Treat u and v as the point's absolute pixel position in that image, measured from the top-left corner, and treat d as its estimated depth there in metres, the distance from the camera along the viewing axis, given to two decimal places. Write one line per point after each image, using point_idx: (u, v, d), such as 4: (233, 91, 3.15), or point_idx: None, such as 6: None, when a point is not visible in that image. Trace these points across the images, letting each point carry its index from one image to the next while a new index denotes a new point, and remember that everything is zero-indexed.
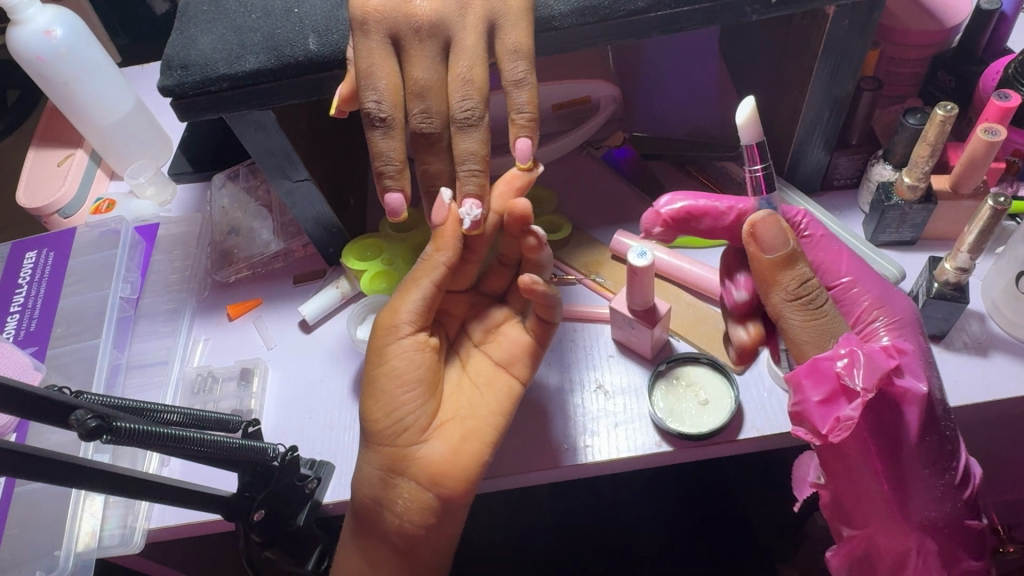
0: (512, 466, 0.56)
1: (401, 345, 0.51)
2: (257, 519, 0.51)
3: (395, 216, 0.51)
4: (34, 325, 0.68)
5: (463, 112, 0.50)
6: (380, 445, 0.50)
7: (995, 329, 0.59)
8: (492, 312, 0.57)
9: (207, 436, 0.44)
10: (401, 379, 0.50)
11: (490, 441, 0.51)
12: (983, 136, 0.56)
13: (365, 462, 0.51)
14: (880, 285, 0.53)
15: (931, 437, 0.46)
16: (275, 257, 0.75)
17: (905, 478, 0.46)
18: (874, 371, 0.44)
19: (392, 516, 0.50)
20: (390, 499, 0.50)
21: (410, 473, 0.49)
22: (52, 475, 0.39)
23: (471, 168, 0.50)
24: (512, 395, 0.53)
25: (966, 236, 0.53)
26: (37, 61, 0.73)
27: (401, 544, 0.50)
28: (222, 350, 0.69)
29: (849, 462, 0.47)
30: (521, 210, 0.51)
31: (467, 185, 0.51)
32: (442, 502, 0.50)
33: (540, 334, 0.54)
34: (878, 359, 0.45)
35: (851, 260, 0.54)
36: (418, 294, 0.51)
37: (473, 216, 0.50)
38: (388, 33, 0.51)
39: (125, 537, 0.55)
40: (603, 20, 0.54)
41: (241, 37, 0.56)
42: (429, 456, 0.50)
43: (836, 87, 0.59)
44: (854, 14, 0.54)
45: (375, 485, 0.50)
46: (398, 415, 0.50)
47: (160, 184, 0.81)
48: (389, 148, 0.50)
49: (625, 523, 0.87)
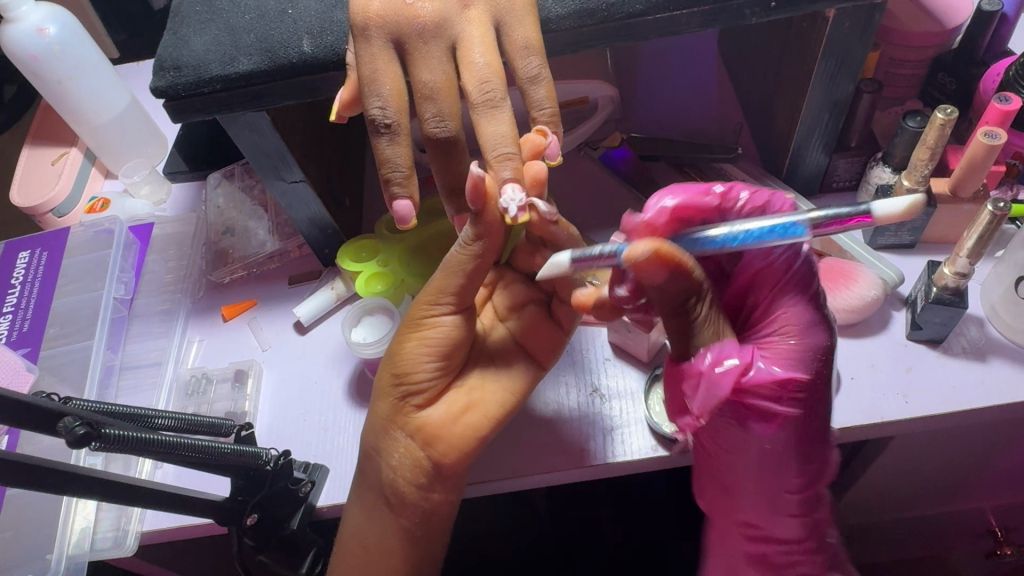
0: (517, 442, 0.58)
1: (436, 316, 0.51)
2: (249, 524, 0.51)
3: (402, 223, 0.49)
4: (27, 325, 0.68)
5: (485, 94, 0.49)
6: (388, 397, 0.52)
7: (995, 334, 0.59)
8: (519, 290, 0.56)
9: (198, 442, 0.44)
10: (427, 346, 0.51)
11: (493, 417, 0.51)
12: (983, 140, 0.55)
13: (373, 411, 0.53)
14: (812, 297, 0.45)
15: (788, 456, 0.45)
16: (271, 257, 0.74)
17: (752, 485, 0.47)
18: (714, 399, 0.42)
19: (387, 469, 0.51)
20: (387, 451, 0.51)
21: (409, 430, 0.51)
22: (41, 483, 0.38)
23: (505, 151, 0.47)
24: (527, 378, 0.53)
25: (966, 241, 0.54)
26: (30, 60, 0.72)
27: (391, 497, 0.51)
28: (217, 352, 0.68)
29: (716, 452, 0.48)
30: (533, 173, 0.48)
31: (503, 171, 0.47)
32: (434, 466, 0.51)
33: (563, 321, 0.55)
34: (724, 382, 0.42)
35: (791, 270, 0.45)
36: (460, 272, 0.50)
37: (518, 202, 0.46)
38: (389, 37, 0.51)
39: (118, 539, 0.55)
40: (602, 23, 0.53)
41: (234, 38, 0.55)
42: (429, 418, 0.51)
43: (835, 89, 0.59)
44: (855, 17, 0.54)
45: (377, 432, 0.52)
46: (413, 379, 0.51)
47: (155, 183, 0.81)
48: (395, 155, 0.49)
49: (621, 524, 0.87)
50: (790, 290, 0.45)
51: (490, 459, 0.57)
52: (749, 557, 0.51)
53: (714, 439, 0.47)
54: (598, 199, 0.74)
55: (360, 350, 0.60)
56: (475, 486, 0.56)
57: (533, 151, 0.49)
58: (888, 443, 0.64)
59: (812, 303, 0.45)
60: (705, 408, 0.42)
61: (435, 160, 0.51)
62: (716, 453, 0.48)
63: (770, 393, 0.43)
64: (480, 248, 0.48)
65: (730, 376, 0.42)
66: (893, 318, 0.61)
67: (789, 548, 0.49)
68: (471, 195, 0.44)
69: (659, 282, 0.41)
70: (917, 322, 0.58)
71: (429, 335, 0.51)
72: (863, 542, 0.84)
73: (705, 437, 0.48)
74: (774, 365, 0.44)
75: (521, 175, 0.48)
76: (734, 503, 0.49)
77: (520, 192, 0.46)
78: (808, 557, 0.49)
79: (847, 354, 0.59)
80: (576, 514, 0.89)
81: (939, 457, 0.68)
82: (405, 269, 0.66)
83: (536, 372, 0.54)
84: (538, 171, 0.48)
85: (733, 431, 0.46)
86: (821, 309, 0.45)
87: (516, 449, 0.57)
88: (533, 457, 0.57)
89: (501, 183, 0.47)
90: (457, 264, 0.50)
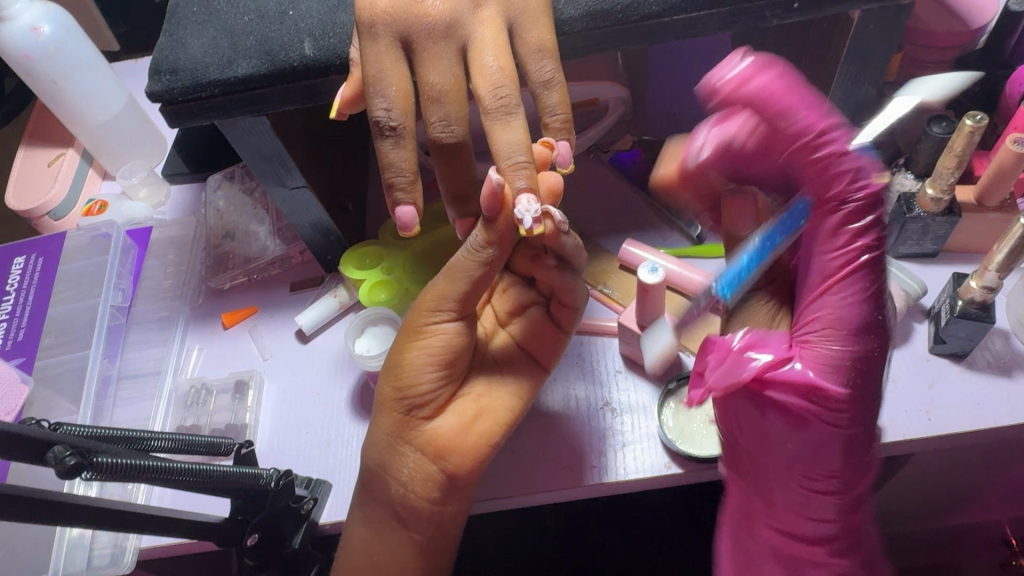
0: (526, 458, 0.56)
1: (437, 324, 0.49)
2: (249, 544, 0.50)
3: (406, 231, 0.47)
4: (22, 334, 0.66)
5: (499, 101, 0.47)
6: (391, 411, 0.49)
7: (1020, 348, 0.57)
8: (518, 295, 0.55)
9: (196, 465, 0.42)
10: (429, 355, 0.49)
11: (504, 423, 0.50)
12: (1013, 147, 0.53)
13: (375, 427, 0.50)
14: (873, 295, 0.41)
15: (811, 449, 0.42)
16: (272, 263, 0.73)
17: (776, 482, 0.44)
18: (731, 379, 0.40)
19: (396, 485, 0.49)
20: (395, 468, 0.49)
21: (417, 443, 0.49)
22: (31, 514, 0.37)
23: (518, 160, 0.45)
24: (533, 382, 0.53)
25: (995, 254, 0.52)
26: (24, 60, 0.70)
27: (402, 513, 0.49)
28: (218, 361, 0.67)
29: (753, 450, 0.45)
30: (549, 186, 0.46)
31: (518, 180, 0.45)
32: (447, 478, 0.48)
33: (563, 323, 0.54)
34: (746, 367, 0.40)
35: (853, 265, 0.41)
36: (466, 277, 0.47)
37: (533, 213, 0.43)
38: (398, 37, 0.49)
39: (116, 557, 0.53)
40: (616, 25, 0.51)
41: (232, 40, 0.53)
42: (438, 431, 0.49)
43: (858, 93, 0.57)
44: (880, 19, 0.51)
45: (382, 450, 0.50)
46: (417, 391, 0.49)
47: (154, 185, 0.78)
48: (400, 158, 0.47)
49: (630, 533, 0.86)
50: (847, 288, 0.41)
51: (495, 475, 0.55)
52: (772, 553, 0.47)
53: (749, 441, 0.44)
54: (608, 204, 0.72)
55: (362, 362, 0.58)
56: (488, 501, 0.54)
57: (542, 161, 0.48)
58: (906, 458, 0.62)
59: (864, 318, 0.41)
60: (718, 387, 0.40)
61: (441, 165, 0.49)
62: (746, 456, 0.45)
63: (799, 396, 0.41)
64: (491, 255, 0.46)
65: (756, 364, 0.40)
66: (914, 332, 0.59)
67: (816, 553, 0.45)
68: (487, 203, 0.43)
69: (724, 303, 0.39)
70: (940, 337, 0.56)
71: (431, 343, 0.49)
72: None
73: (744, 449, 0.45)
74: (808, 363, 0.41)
75: (536, 185, 0.45)
76: (759, 494, 0.46)
77: (536, 203, 0.43)
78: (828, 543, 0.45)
79: None
80: (583, 522, 0.87)
81: (958, 471, 0.66)
82: (410, 277, 0.64)
83: (540, 375, 0.54)
84: (554, 183, 0.46)
85: (771, 433, 0.43)
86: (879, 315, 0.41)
87: (529, 465, 0.55)
88: (546, 473, 0.55)
89: (515, 192, 0.44)
90: (462, 270, 0.47)
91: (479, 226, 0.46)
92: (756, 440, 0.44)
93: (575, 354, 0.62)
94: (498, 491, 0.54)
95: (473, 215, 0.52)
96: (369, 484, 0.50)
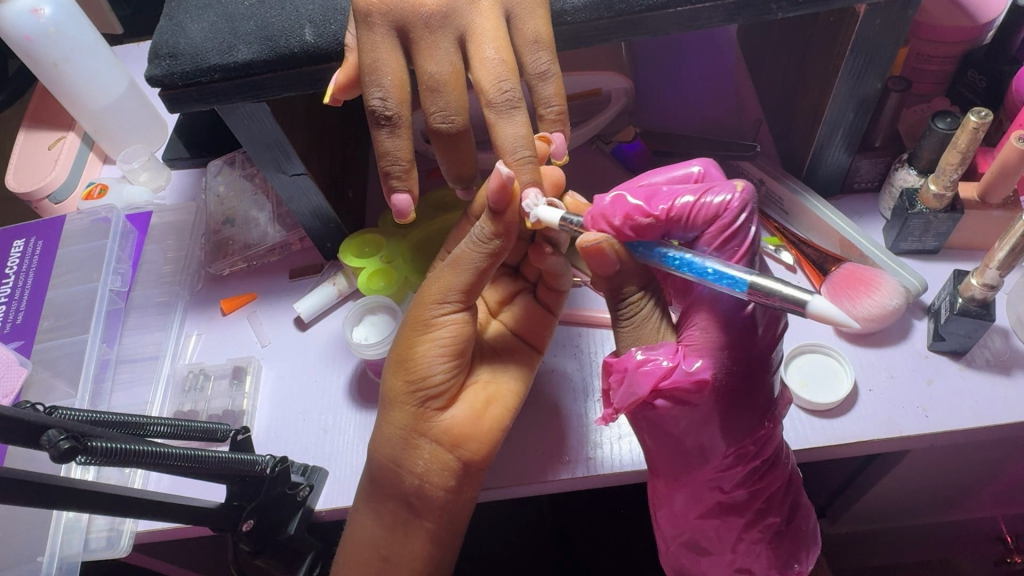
0: (535, 445, 0.56)
1: (444, 315, 0.48)
2: (246, 529, 0.49)
3: (401, 217, 0.48)
4: (22, 317, 0.66)
5: (503, 95, 0.47)
6: (403, 405, 0.49)
7: (1020, 346, 0.56)
8: (507, 284, 0.57)
9: (191, 451, 0.43)
10: (440, 347, 0.48)
11: (512, 408, 0.51)
12: (1017, 144, 0.53)
13: (386, 422, 0.50)
14: (735, 325, 0.44)
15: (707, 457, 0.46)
16: (272, 250, 0.72)
17: (702, 481, 0.47)
18: (633, 397, 0.41)
19: (411, 477, 0.48)
20: (410, 460, 0.48)
21: (432, 435, 0.48)
22: (24, 500, 0.37)
23: (524, 155, 0.47)
24: (531, 365, 0.54)
25: (996, 252, 0.51)
26: (25, 43, 0.70)
27: (415, 503, 0.48)
28: (217, 347, 0.67)
29: (663, 443, 0.47)
30: (552, 180, 0.50)
31: (523, 175, 0.47)
32: (464, 466, 0.48)
33: (550, 304, 0.56)
34: (645, 380, 0.41)
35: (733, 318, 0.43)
36: (471, 268, 0.47)
37: (541, 207, 0.46)
38: (395, 25, 0.48)
39: (112, 540, 0.53)
40: (618, 15, 0.50)
41: (233, 25, 0.53)
42: (451, 420, 0.48)
43: (862, 87, 0.56)
44: (887, 13, 0.51)
45: (395, 444, 0.49)
46: (428, 383, 0.48)
47: (154, 170, 0.79)
48: (395, 147, 0.48)
49: (628, 524, 0.86)
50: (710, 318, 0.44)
51: (501, 467, 0.55)
52: (683, 532, 0.51)
53: (662, 443, 0.47)
54: None
55: (361, 351, 0.58)
56: (490, 490, 0.54)
57: (542, 155, 0.50)
58: (900, 457, 0.61)
59: (742, 332, 0.44)
60: (624, 403, 0.41)
61: (440, 152, 0.50)
62: (666, 448, 0.47)
63: (688, 394, 0.42)
64: (497, 246, 0.47)
65: (652, 376, 0.42)
66: (914, 328, 0.59)
67: (746, 517, 0.49)
68: (496, 195, 0.44)
69: (609, 272, 0.45)
70: (940, 334, 0.56)
71: (437, 336, 0.48)
72: (869, 547, 0.82)
73: (652, 447, 0.48)
74: (696, 363, 0.43)
75: (539, 178, 0.48)
76: (699, 492, 0.48)
77: (542, 197, 0.47)
78: (755, 524, 0.49)
79: (866, 365, 0.57)
80: (579, 515, 0.88)
81: (954, 469, 0.65)
82: (409, 268, 0.64)
83: (537, 359, 0.55)
84: (555, 176, 0.51)
85: (677, 433, 0.45)
86: (740, 334, 0.44)
87: (532, 452, 0.55)
88: (547, 463, 0.55)
89: (521, 188, 0.47)
90: (466, 261, 0.47)
91: (485, 218, 0.46)
92: (669, 439, 0.46)
93: (573, 344, 0.62)
94: (504, 479, 0.54)
95: (473, 185, 0.53)
96: (373, 465, 0.50)
